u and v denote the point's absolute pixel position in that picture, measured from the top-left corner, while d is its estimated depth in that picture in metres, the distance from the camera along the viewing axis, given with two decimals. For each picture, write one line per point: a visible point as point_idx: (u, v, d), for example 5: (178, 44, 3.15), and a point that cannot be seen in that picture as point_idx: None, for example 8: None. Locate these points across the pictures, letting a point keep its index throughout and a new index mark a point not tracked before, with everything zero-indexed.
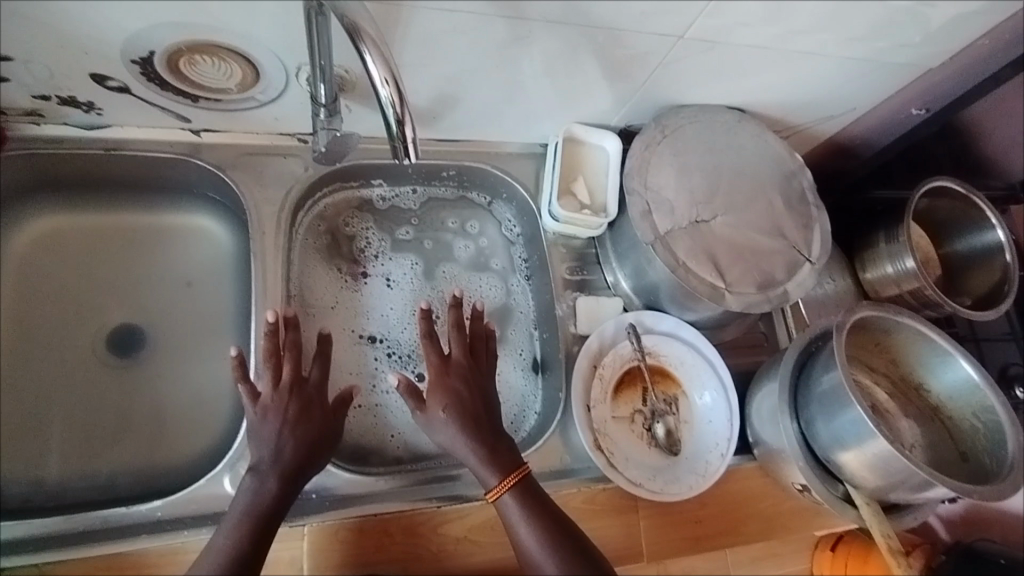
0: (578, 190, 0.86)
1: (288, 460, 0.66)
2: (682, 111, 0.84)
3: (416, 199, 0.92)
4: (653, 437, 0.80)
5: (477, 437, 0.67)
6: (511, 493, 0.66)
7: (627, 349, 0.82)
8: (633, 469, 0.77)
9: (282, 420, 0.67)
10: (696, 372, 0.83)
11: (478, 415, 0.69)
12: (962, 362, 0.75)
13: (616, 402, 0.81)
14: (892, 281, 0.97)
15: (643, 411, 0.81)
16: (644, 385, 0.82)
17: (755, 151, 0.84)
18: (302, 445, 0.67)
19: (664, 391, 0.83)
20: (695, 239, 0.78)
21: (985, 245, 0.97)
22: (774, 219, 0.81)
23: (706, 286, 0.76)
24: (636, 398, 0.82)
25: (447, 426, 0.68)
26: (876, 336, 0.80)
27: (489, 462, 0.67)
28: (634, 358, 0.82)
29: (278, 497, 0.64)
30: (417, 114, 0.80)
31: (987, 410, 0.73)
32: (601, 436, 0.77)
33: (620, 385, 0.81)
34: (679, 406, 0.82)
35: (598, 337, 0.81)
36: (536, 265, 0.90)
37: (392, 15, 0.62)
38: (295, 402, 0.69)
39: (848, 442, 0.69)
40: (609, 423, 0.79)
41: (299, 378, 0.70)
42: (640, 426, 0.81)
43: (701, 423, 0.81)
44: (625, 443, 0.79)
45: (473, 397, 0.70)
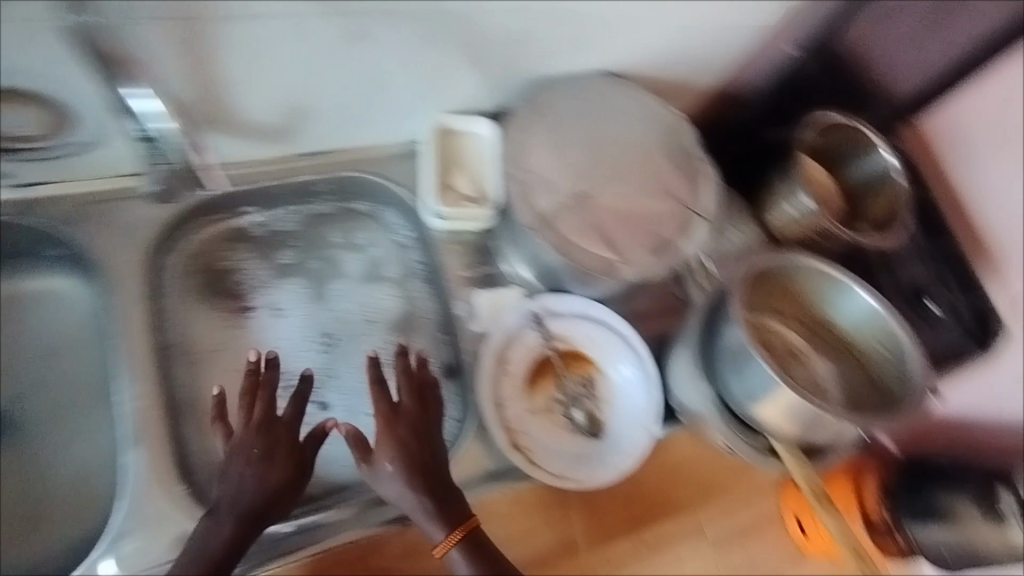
0: (458, 183, 0.81)
1: (247, 503, 0.63)
2: (553, 85, 0.80)
3: (296, 218, 0.85)
4: (573, 423, 0.78)
5: (422, 489, 0.65)
6: (457, 549, 0.65)
7: (533, 338, 0.79)
8: (554, 463, 0.75)
9: (247, 460, 0.64)
10: (609, 348, 0.81)
11: (426, 467, 0.66)
12: (861, 291, 0.75)
13: (532, 395, 0.78)
14: (795, 221, 0.97)
15: (561, 399, 0.79)
16: (558, 373, 0.80)
17: (633, 115, 0.80)
18: (267, 487, 0.64)
19: (582, 374, 0.80)
20: (581, 215, 0.74)
21: (878, 170, 0.97)
22: (660, 180, 0.79)
23: (597, 261, 0.74)
24: (552, 387, 0.79)
25: (392, 480, 0.65)
26: (779, 282, 0.79)
27: (433, 513, 0.65)
28: (542, 347, 0.79)
29: (230, 542, 0.62)
30: (268, 132, 0.76)
31: (889, 336, 0.74)
32: (518, 434, 0.75)
33: (533, 377, 0.79)
34: (596, 386, 0.80)
35: (502, 328, 0.78)
36: (432, 267, 0.86)
37: (194, 33, 0.60)
38: (262, 442, 0.65)
39: (757, 395, 0.68)
40: (527, 419, 0.76)
41: (269, 412, 0.66)
42: (560, 415, 0.78)
43: (621, 399, 0.79)
44: (544, 435, 0.76)
45: (423, 445, 0.67)
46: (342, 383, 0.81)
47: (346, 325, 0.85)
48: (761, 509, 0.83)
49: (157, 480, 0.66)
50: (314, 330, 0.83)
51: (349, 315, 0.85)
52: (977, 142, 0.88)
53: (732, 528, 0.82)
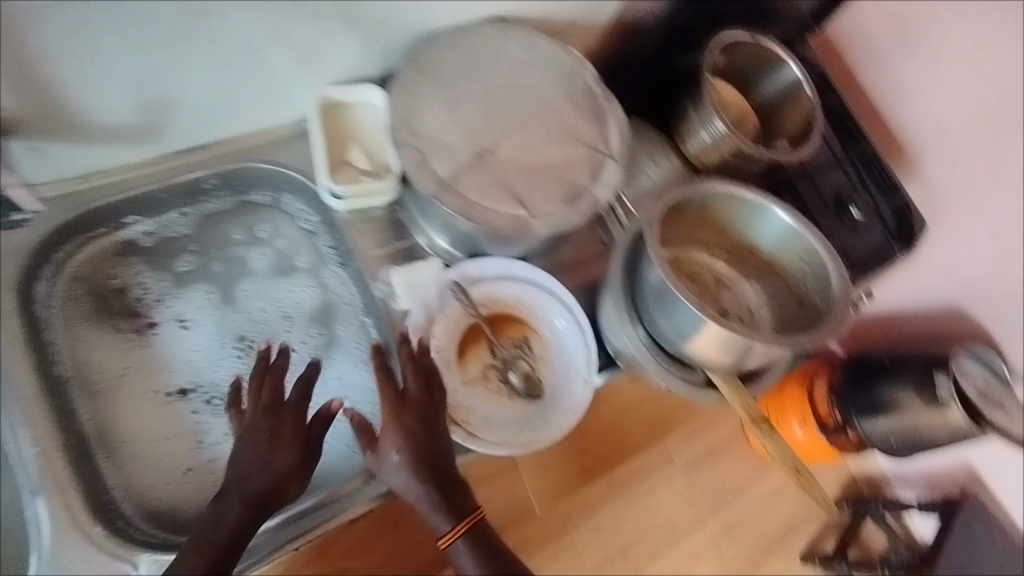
0: (354, 158, 0.77)
1: (255, 489, 0.58)
2: (438, 40, 0.74)
3: (189, 221, 0.79)
4: (511, 387, 0.76)
5: (428, 479, 0.62)
6: (464, 540, 0.62)
7: (458, 308, 0.76)
8: (496, 431, 0.73)
9: (255, 445, 0.59)
10: (539, 306, 0.79)
11: (433, 454, 0.63)
12: (777, 210, 0.74)
13: (464, 365, 0.76)
14: (712, 147, 0.95)
15: (496, 364, 0.77)
16: (490, 339, 0.77)
17: (527, 59, 0.76)
18: (276, 472, 0.59)
19: (514, 336, 0.78)
20: (484, 174, 0.70)
21: (786, 85, 0.98)
22: (564, 125, 0.75)
23: (507, 220, 0.70)
24: (484, 353, 0.77)
25: (399, 470, 0.61)
26: (698, 213, 0.78)
27: (437, 505, 0.62)
28: (469, 315, 0.77)
29: (233, 529, 0.57)
30: (130, 132, 0.69)
31: (809, 252, 0.74)
32: (455, 408, 0.73)
33: (463, 346, 0.76)
34: (531, 346, 0.78)
35: (422, 301, 0.75)
36: (345, 250, 0.81)
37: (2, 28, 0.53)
38: (269, 428, 0.60)
39: (686, 333, 0.67)
40: (462, 391, 0.74)
41: (276, 394, 0.62)
42: (496, 381, 0.76)
43: (557, 355, 0.78)
44: (482, 404, 0.74)
45: (432, 428, 0.63)
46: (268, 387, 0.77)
47: (262, 325, 0.80)
48: (717, 431, 0.89)
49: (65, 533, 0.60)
50: (228, 336, 0.78)
51: (264, 315, 0.80)
52: (885, 34, 0.93)
53: (699, 453, 0.87)
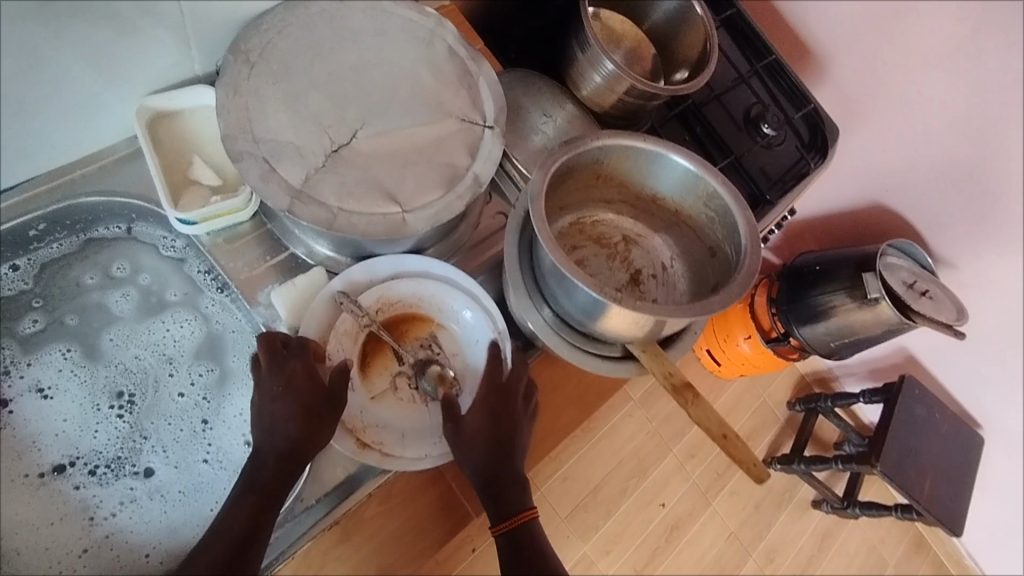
0: (198, 173, 0.69)
1: (281, 439, 0.61)
2: (261, 24, 0.64)
3: (26, 274, 0.69)
4: (425, 392, 0.71)
5: (500, 466, 0.66)
6: (513, 530, 0.65)
7: (350, 322, 0.69)
8: (411, 444, 0.68)
9: (272, 399, 0.62)
10: (441, 300, 0.72)
11: (507, 442, 0.67)
12: (673, 156, 0.68)
13: (368, 377, 0.70)
14: (607, 90, 0.87)
15: (404, 371, 0.71)
16: (392, 346, 0.71)
17: (373, 28, 0.68)
18: (298, 420, 0.61)
19: (420, 336, 0.72)
20: (344, 173, 0.62)
21: (678, 6, 0.91)
22: (428, 98, 0.67)
23: (378, 221, 0.62)
24: (389, 360, 0.71)
25: (473, 452, 0.65)
26: (593, 170, 0.71)
27: (496, 494, 0.66)
28: (363, 328, 0.69)
29: (281, 476, 0.61)
30: None
31: (712, 196, 0.69)
32: (367, 430, 0.67)
33: (365, 356, 0.70)
34: (439, 343, 0.72)
35: (309, 317, 0.67)
36: (218, 273, 0.72)
37: None
38: (279, 379, 0.62)
39: (591, 310, 0.63)
40: (370, 409, 0.68)
41: (282, 354, 0.64)
42: (408, 390, 0.71)
43: (470, 348, 0.72)
44: (394, 417, 0.69)
45: (503, 409, 0.67)
46: (160, 442, 0.70)
47: (141, 375, 0.72)
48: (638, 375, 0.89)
49: None
50: (101, 395, 0.70)
51: (138, 363, 0.72)
52: None
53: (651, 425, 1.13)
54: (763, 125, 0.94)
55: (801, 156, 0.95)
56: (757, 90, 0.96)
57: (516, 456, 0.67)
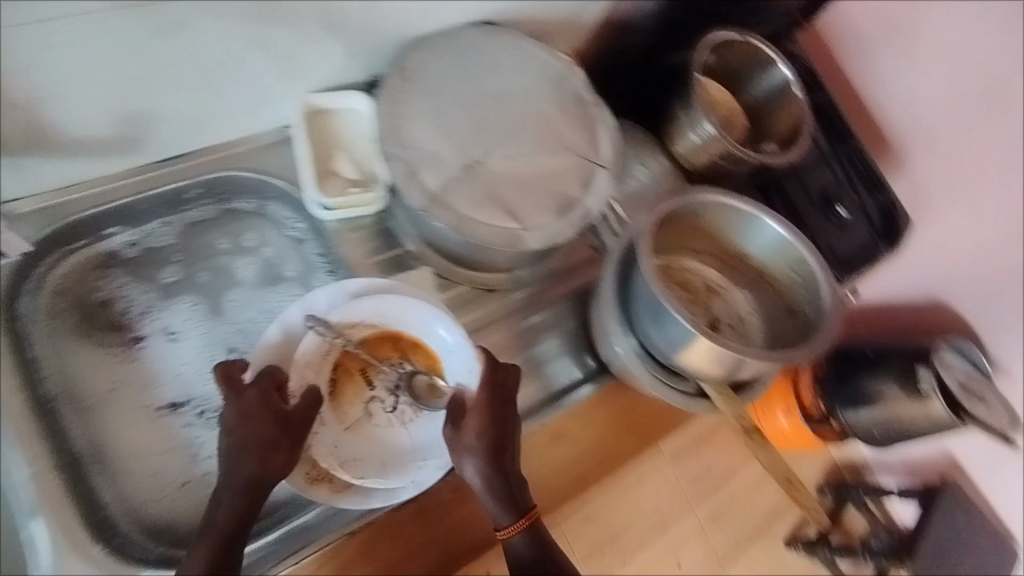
0: (340, 167, 0.75)
1: (238, 473, 0.63)
2: (425, 45, 0.74)
3: (172, 230, 0.77)
4: (399, 416, 0.75)
5: (499, 470, 0.69)
6: (522, 534, 0.68)
7: (317, 348, 0.72)
8: (393, 473, 0.72)
9: (231, 429, 0.64)
10: (409, 317, 0.74)
11: (503, 450, 0.69)
12: (767, 221, 0.74)
13: (341, 408, 0.74)
14: (700, 149, 0.94)
15: (377, 395, 0.76)
16: (361, 371, 0.76)
17: (516, 65, 0.76)
18: (253, 454, 0.63)
19: (386, 358, 0.76)
20: (474, 186, 0.70)
21: (776, 86, 0.99)
22: (555, 134, 0.75)
23: (500, 234, 0.69)
24: (360, 389, 0.75)
25: (473, 457, 0.68)
26: (691, 222, 0.78)
27: (501, 495, 0.69)
28: (330, 356, 0.74)
29: (236, 512, 0.62)
30: (110, 145, 0.69)
31: (799, 261, 0.74)
32: (345, 466, 0.71)
33: (333, 385, 0.74)
34: (407, 360, 0.76)
35: (263, 352, 0.70)
36: (336, 256, 0.80)
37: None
38: (235, 408, 0.64)
39: (678, 344, 0.68)
40: (343, 440, 0.73)
41: (240, 380, 0.66)
42: (383, 414, 0.75)
43: (439, 363, 0.75)
44: (368, 447, 0.73)
45: (501, 410, 0.71)
46: None
47: (253, 336, 0.79)
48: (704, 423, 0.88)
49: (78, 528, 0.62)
50: (216, 348, 0.77)
51: (252, 325, 0.79)
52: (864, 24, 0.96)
53: None
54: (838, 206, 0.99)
55: (872, 242, 0.99)
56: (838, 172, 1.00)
57: (510, 459, 0.70)
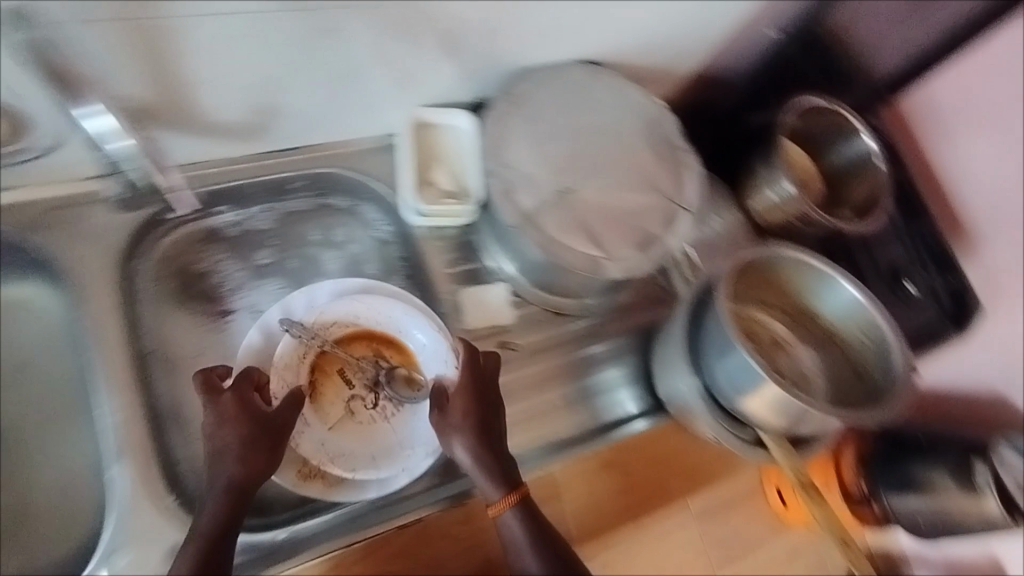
0: (438, 178, 0.79)
1: (224, 471, 0.64)
2: (532, 76, 0.79)
3: (271, 217, 0.82)
4: (381, 412, 0.79)
5: (486, 448, 0.70)
6: (512, 510, 0.68)
7: (295, 348, 0.77)
8: (382, 466, 0.76)
9: (216, 429, 0.65)
10: (386, 311, 0.80)
11: (489, 431, 0.71)
12: (843, 283, 0.75)
13: (323, 409, 0.78)
14: (777, 207, 0.96)
15: (358, 393, 0.79)
16: (337, 373, 0.79)
17: (615, 105, 0.80)
18: (235, 454, 0.65)
19: (360, 356, 0.80)
20: (563, 211, 0.73)
21: (860, 155, 0.98)
22: (643, 173, 0.78)
23: (582, 258, 0.72)
24: (340, 388, 0.79)
25: (461, 436, 0.70)
26: (763, 275, 0.79)
27: (492, 471, 0.69)
28: (307, 359, 0.78)
29: (225, 509, 0.63)
30: (237, 130, 0.73)
31: (872, 327, 0.74)
32: (335, 461, 0.75)
33: (314, 386, 0.78)
34: (383, 354, 0.80)
35: (246, 355, 0.75)
36: (416, 262, 0.84)
37: (153, 38, 0.57)
38: (213, 412, 0.66)
39: (745, 389, 0.69)
40: (329, 438, 0.76)
41: (219, 387, 0.68)
42: (365, 411, 0.79)
43: (418, 355, 0.80)
44: (355, 442, 0.77)
45: (483, 394, 0.73)
46: None
47: None
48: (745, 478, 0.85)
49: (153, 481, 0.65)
50: None
51: None
52: (946, 100, 0.93)
53: None
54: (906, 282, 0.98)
55: (939, 322, 0.97)
56: (908, 249, 0.99)
57: (499, 438, 0.71)
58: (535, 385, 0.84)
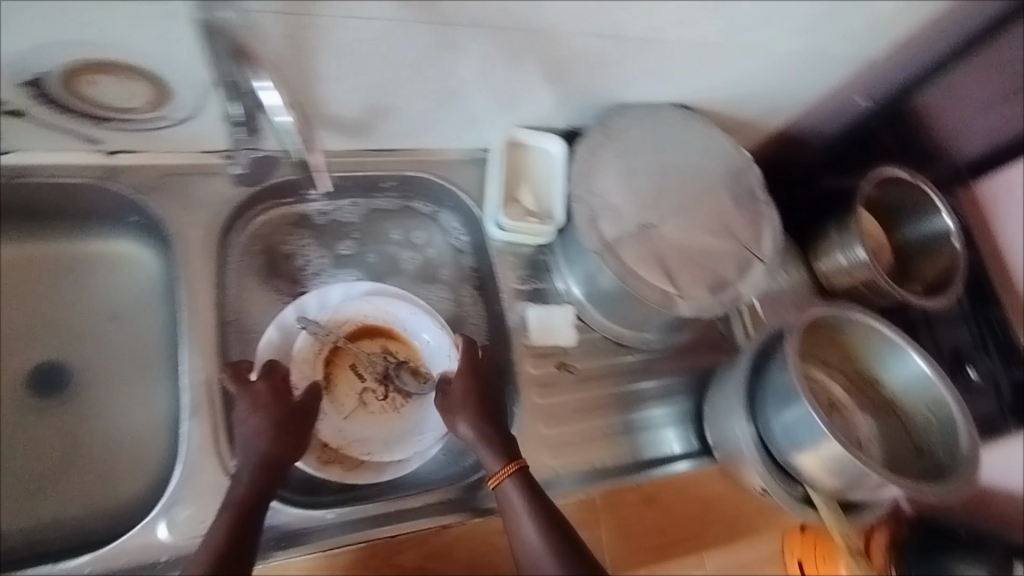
0: (523, 197, 0.82)
1: (256, 454, 0.64)
2: (627, 112, 0.81)
3: (358, 211, 0.86)
4: (391, 403, 0.82)
5: (486, 427, 0.72)
6: (510, 479, 0.67)
7: (311, 343, 0.80)
8: (393, 453, 0.78)
9: (249, 416, 0.66)
10: (399, 310, 0.84)
11: (490, 413, 0.73)
12: (913, 355, 0.74)
13: (336, 399, 0.80)
14: (845, 271, 0.96)
15: (369, 385, 0.82)
16: (348, 367, 0.82)
17: (703, 149, 0.82)
18: (268, 437, 0.66)
19: (368, 350, 0.83)
20: (643, 245, 0.75)
21: (939, 232, 0.97)
22: (723, 219, 0.79)
23: (657, 293, 0.74)
24: (352, 381, 0.82)
25: (464, 420, 0.72)
26: (830, 334, 0.79)
27: (494, 445, 0.70)
28: (320, 356, 0.80)
29: (255, 489, 0.62)
30: (347, 125, 0.76)
31: (938, 402, 0.73)
32: (349, 446, 0.78)
33: (328, 377, 0.81)
34: (392, 349, 0.83)
35: (266, 350, 0.77)
36: (486, 274, 0.87)
37: (298, 41, 0.59)
38: (249, 397, 0.67)
39: (802, 444, 0.70)
40: (344, 427, 0.79)
41: (247, 377, 0.69)
42: (376, 402, 0.82)
43: (424, 351, 0.83)
44: (368, 429, 0.80)
45: (482, 383, 0.76)
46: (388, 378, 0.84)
47: None
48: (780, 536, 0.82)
49: (218, 444, 0.68)
50: None
51: None
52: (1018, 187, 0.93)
53: None
54: (969, 367, 0.98)
55: (995, 415, 0.98)
56: (974, 334, 0.99)
57: (501, 419, 0.74)
58: (586, 411, 0.84)
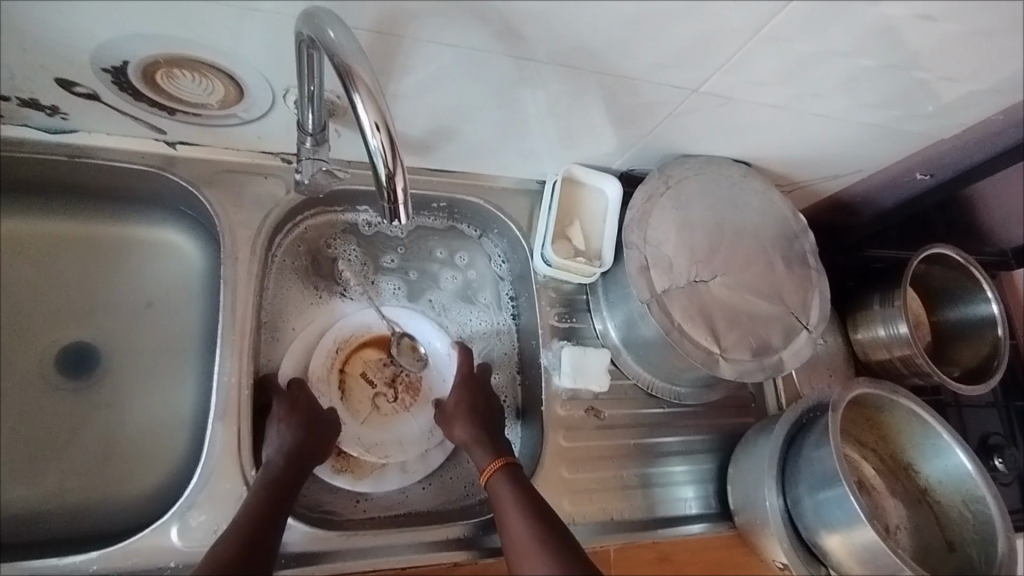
0: (574, 235, 0.82)
1: (289, 447, 0.67)
2: (688, 161, 0.80)
3: (404, 227, 0.86)
4: (401, 404, 0.83)
5: (479, 425, 0.74)
6: (499, 473, 0.68)
7: (326, 356, 0.80)
8: (413, 451, 0.81)
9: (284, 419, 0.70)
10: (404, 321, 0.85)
11: (484, 412, 0.76)
12: (955, 449, 0.72)
13: (353, 406, 0.80)
14: (883, 345, 0.94)
15: (380, 390, 0.83)
16: (357, 376, 0.82)
17: (759, 208, 0.81)
18: (299, 433, 0.69)
19: (373, 356, 0.83)
20: (691, 299, 0.74)
21: (980, 317, 0.94)
22: (773, 282, 0.78)
23: (700, 351, 0.73)
24: (363, 388, 0.82)
25: (462, 420, 0.75)
26: (869, 412, 0.77)
27: (487, 442, 0.73)
28: (330, 369, 0.80)
29: (285, 474, 0.65)
30: (405, 143, 0.75)
31: (977, 501, 0.71)
32: (371, 451, 0.79)
33: (343, 388, 0.80)
34: (395, 354, 0.84)
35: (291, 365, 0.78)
36: (524, 303, 0.86)
37: (376, 59, 0.58)
38: (286, 402, 0.71)
39: (833, 525, 0.68)
40: (364, 432, 0.80)
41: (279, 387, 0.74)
42: (388, 404, 0.82)
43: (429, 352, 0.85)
44: (388, 431, 0.81)
45: (478, 389, 0.80)
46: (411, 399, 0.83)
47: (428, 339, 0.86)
48: None
49: (243, 448, 0.67)
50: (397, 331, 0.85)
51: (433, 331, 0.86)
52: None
53: None
54: (997, 457, 0.95)
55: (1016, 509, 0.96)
56: (1004, 423, 0.99)
57: (495, 420, 0.77)
58: (607, 458, 0.81)
